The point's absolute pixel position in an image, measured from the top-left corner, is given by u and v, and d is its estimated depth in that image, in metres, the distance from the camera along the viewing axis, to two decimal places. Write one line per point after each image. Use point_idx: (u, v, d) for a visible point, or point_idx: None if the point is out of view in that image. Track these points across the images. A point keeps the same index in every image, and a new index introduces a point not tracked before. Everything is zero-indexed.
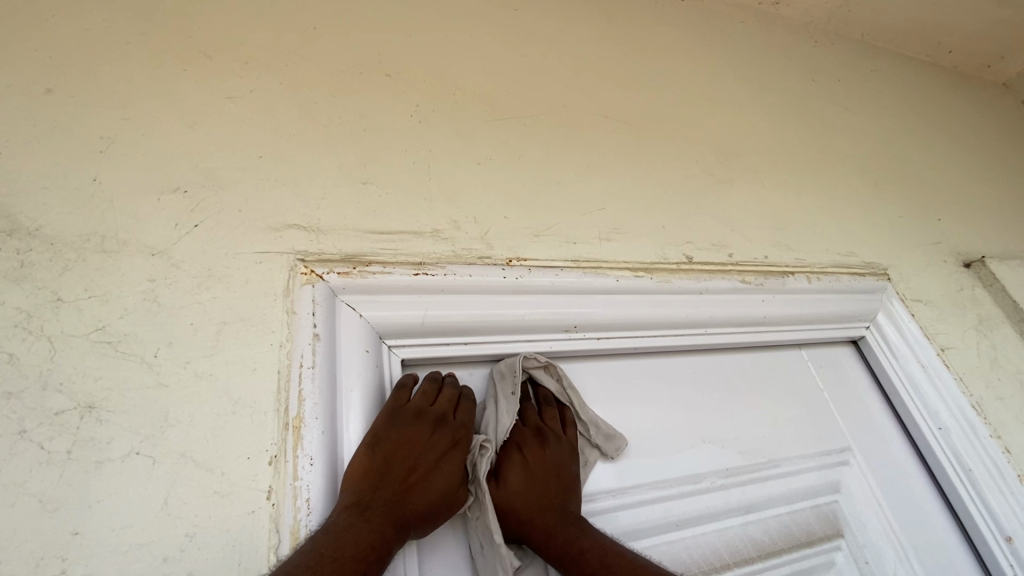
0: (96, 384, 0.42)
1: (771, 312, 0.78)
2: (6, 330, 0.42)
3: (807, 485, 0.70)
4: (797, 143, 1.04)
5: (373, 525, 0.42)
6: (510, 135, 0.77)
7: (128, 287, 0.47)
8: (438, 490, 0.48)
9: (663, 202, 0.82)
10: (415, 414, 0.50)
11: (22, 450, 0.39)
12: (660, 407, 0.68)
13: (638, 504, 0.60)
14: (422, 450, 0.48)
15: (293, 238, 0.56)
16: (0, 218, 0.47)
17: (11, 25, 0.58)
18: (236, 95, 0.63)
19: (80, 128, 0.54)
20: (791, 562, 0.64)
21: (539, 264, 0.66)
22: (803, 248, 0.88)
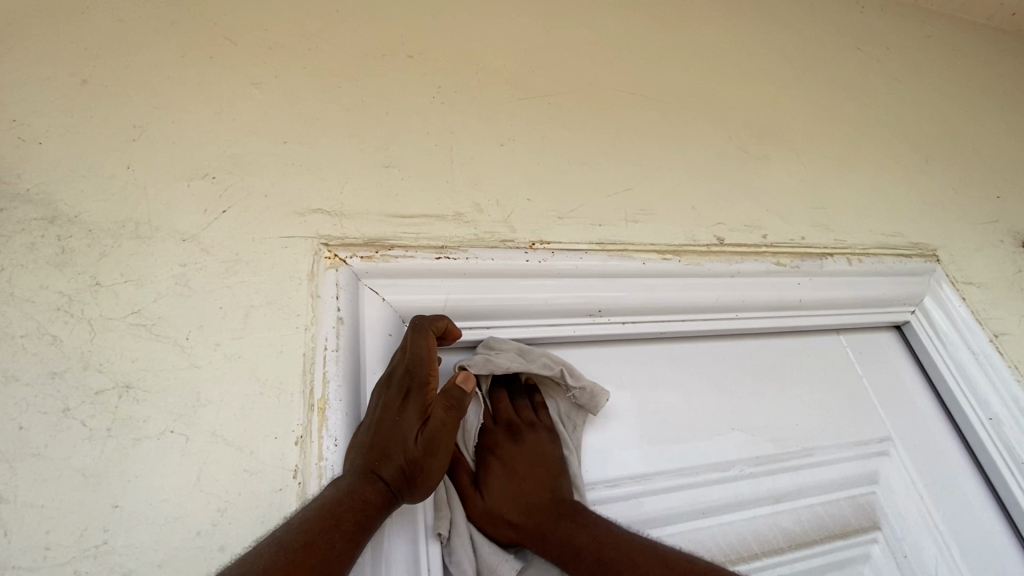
0: (132, 365, 0.44)
1: (807, 296, 0.75)
2: (49, 314, 0.44)
3: (842, 475, 0.68)
4: (839, 117, 0.98)
5: (352, 493, 0.41)
6: (534, 115, 0.76)
7: (161, 272, 0.49)
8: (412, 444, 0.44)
9: (694, 182, 0.79)
10: (388, 379, 0.48)
11: (66, 426, 0.41)
12: (688, 393, 0.66)
13: (662, 491, 0.59)
14: (395, 412, 0.45)
15: (317, 222, 0.56)
16: (43, 207, 0.49)
17: (50, 19, 0.60)
18: (261, 81, 0.64)
19: (114, 117, 0.56)
20: (823, 553, 0.62)
21: (563, 247, 0.65)
22: (843, 229, 0.83)
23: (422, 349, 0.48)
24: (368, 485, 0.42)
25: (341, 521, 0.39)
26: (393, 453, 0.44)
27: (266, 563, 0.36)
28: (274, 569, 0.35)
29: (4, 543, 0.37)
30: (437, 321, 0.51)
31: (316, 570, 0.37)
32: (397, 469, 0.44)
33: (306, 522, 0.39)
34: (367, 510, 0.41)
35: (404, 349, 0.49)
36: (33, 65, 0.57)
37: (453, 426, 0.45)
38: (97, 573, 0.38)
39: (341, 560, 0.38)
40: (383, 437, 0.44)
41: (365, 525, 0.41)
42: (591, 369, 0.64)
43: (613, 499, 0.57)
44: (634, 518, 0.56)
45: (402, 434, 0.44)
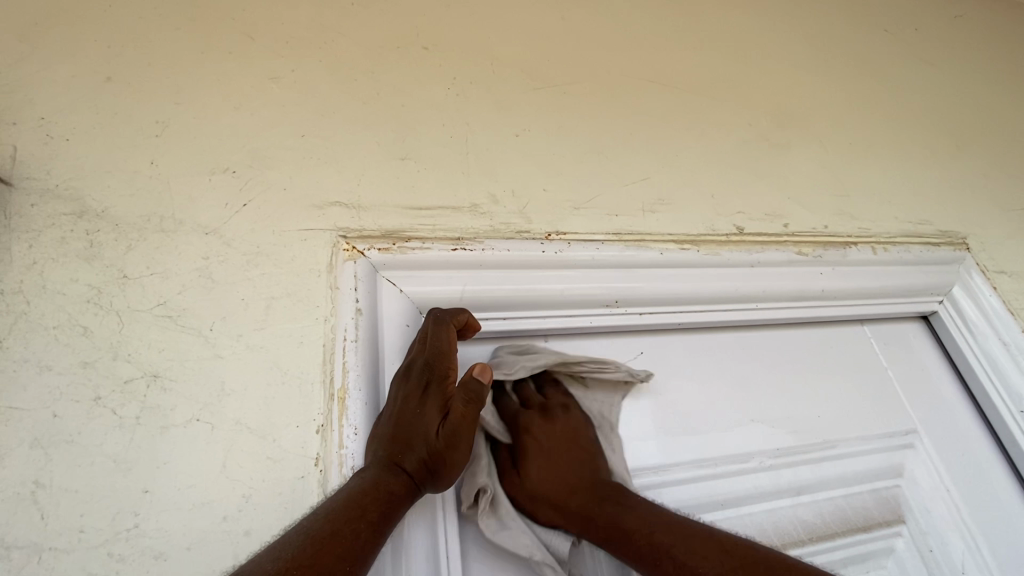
0: (160, 356, 0.45)
1: (830, 286, 0.73)
2: (80, 306, 0.46)
3: (865, 468, 0.67)
4: (864, 102, 0.95)
5: (376, 485, 0.42)
6: (550, 105, 0.75)
7: (185, 265, 0.50)
8: (434, 435, 0.44)
9: (713, 171, 0.77)
10: (407, 370, 0.48)
11: (98, 414, 0.42)
12: (706, 384, 0.66)
13: (681, 482, 0.59)
14: (416, 404, 0.46)
15: (335, 215, 0.57)
16: (72, 202, 0.51)
17: (74, 18, 0.61)
18: (279, 75, 0.65)
19: (137, 114, 0.57)
20: (846, 547, 0.61)
21: (579, 238, 0.64)
22: (868, 217, 0.81)
23: (444, 342, 0.48)
24: (391, 477, 0.43)
25: (367, 512, 0.39)
26: (415, 445, 0.44)
27: (294, 551, 0.35)
28: (303, 557, 0.35)
29: (42, 525, 0.38)
30: (455, 316, 0.52)
31: (345, 559, 0.36)
32: (419, 462, 0.44)
33: (333, 512, 0.38)
34: (391, 502, 0.41)
35: (426, 341, 0.49)
36: (60, 63, 0.58)
37: (472, 417, 0.46)
38: (129, 555, 0.39)
39: (367, 551, 0.38)
40: (405, 429, 0.45)
41: (389, 517, 0.41)
42: (607, 360, 0.64)
43: None
44: None
45: (423, 426, 0.45)
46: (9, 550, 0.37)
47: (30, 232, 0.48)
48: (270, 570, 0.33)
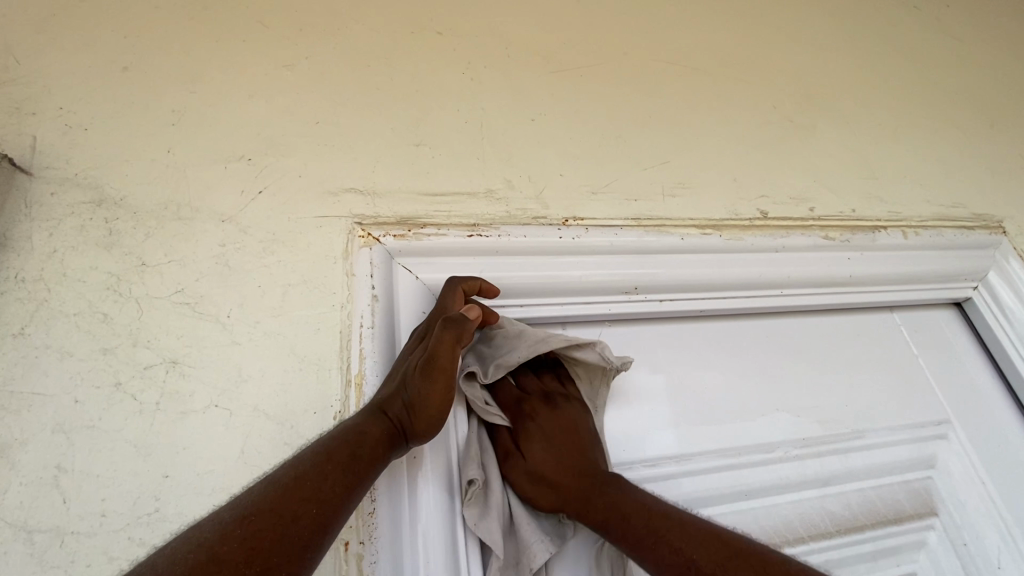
0: (178, 342, 0.45)
1: (858, 272, 0.71)
2: (100, 293, 0.46)
3: (896, 459, 0.64)
4: (893, 81, 0.92)
5: (352, 431, 0.40)
6: (566, 89, 0.73)
7: (202, 252, 0.50)
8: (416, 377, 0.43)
9: (735, 155, 0.75)
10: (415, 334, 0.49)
11: (118, 400, 0.43)
12: (729, 373, 0.64)
13: (704, 471, 0.57)
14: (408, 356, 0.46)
15: (350, 202, 0.56)
16: (91, 190, 0.51)
17: (91, 8, 0.62)
18: (293, 62, 0.64)
19: (154, 102, 0.57)
20: (876, 539, 0.59)
21: (597, 223, 0.63)
22: (898, 200, 0.78)
23: (446, 301, 0.50)
24: (370, 423, 0.41)
25: (337, 456, 0.38)
26: (400, 389, 0.44)
27: (256, 497, 0.34)
28: (265, 502, 0.34)
29: (66, 508, 0.39)
30: (468, 281, 0.53)
31: (311, 502, 0.35)
32: (402, 405, 0.43)
33: (303, 457, 0.38)
34: (365, 443, 0.40)
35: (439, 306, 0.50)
36: (78, 54, 0.58)
37: (451, 344, 0.44)
38: (151, 539, 0.39)
39: (338, 493, 0.37)
40: (397, 379, 0.45)
41: (365, 459, 0.39)
42: (627, 348, 0.62)
43: (651, 478, 0.55)
44: (673, 498, 0.55)
45: (409, 370, 0.45)
46: (34, 533, 0.38)
47: (50, 220, 0.48)
48: (228, 517, 0.33)
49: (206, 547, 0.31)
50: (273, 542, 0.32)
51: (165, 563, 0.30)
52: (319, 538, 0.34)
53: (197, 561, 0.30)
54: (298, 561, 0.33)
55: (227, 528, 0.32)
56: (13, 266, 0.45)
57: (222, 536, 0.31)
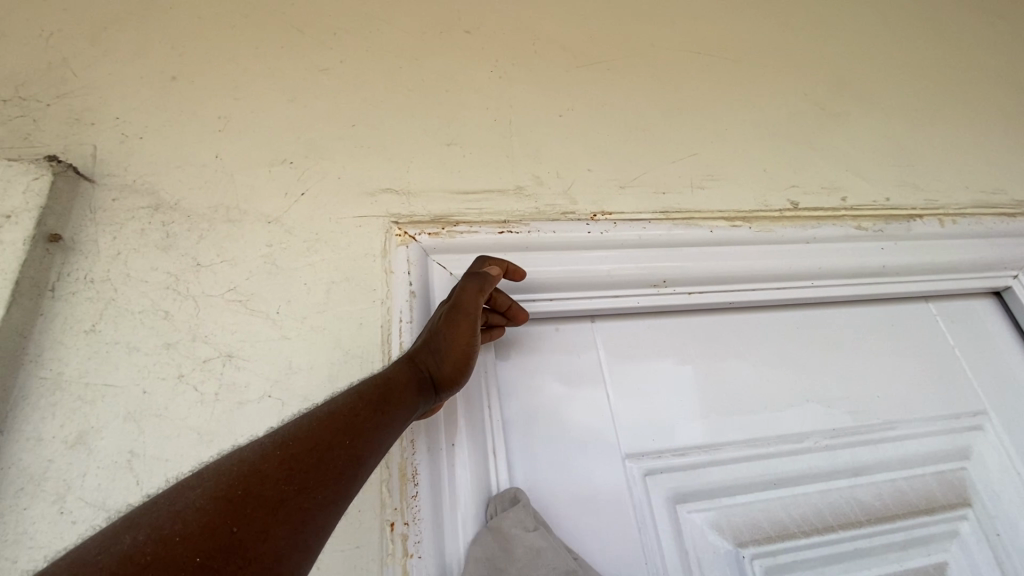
0: (232, 336, 0.49)
1: (891, 261, 0.70)
2: (161, 292, 0.50)
3: (928, 450, 0.64)
4: (928, 66, 0.90)
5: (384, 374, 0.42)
6: (592, 83, 0.74)
7: (251, 252, 0.53)
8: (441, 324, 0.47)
9: (764, 146, 0.75)
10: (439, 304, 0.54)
11: (181, 391, 0.46)
12: (758, 364, 0.64)
13: (733, 461, 0.58)
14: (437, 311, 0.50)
15: (386, 201, 0.59)
16: (148, 196, 0.54)
17: (141, 21, 0.65)
18: (329, 66, 0.67)
19: (202, 111, 0.61)
20: (906, 529, 0.59)
21: (625, 217, 0.64)
22: (933, 188, 0.77)
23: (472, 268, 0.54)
24: (402, 368, 0.43)
25: (369, 395, 0.40)
26: (426, 335, 0.47)
27: (294, 425, 0.36)
28: (301, 430, 0.36)
29: (139, 490, 0.42)
30: (495, 260, 0.53)
31: (344, 434, 0.37)
32: (429, 350, 0.46)
33: (335, 398, 0.39)
34: (394, 384, 0.42)
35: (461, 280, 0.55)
36: (130, 67, 0.62)
37: (474, 291, 0.48)
38: None
39: (369, 427, 0.38)
40: (422, 331, 0.49)
41: (395, 400, 0.41)
42: (656, 341, 0.63)
43: (680, 467, 0.56)
44: (702, 486, 0.56)
45: (434, 321, 0.48)
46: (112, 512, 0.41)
47: (113, 224, 0.52)
48: (267, 441, 0.35)
49: (248, 463, 0.33)
50: (308, 465, 0.34)
51: (211, 475, 0.32)
52: (352, 467, 0.36)
53: (240, 476, 0.32)
54: (331, 486, 0.34)
55: (266, 450, 0.34)
56: (82, 267, 0.49)
57: (262, 455, 0.34)
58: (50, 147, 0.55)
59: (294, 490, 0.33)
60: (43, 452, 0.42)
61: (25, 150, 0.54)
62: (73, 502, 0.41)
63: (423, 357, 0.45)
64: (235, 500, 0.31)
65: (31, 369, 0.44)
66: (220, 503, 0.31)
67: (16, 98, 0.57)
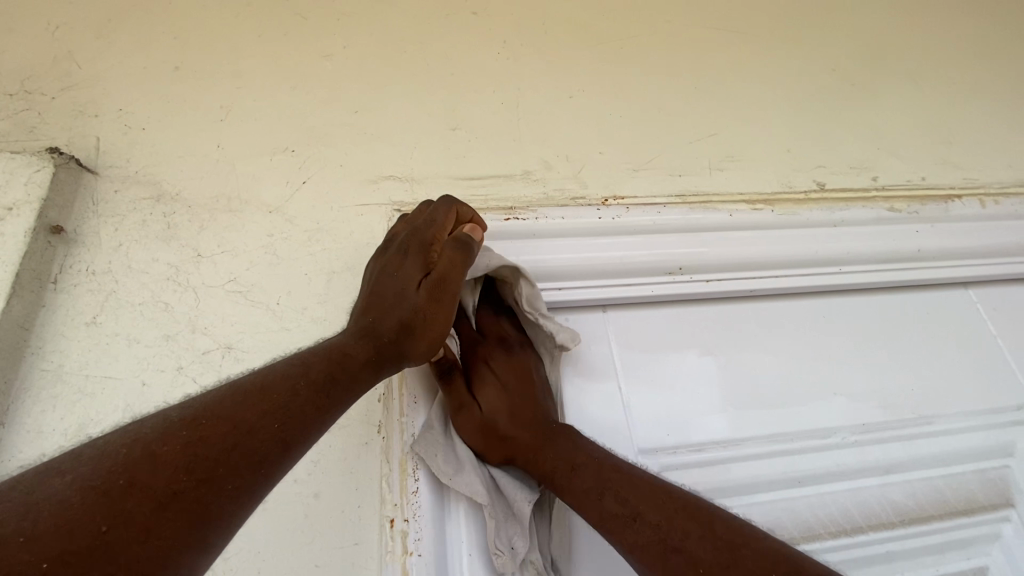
0: (232, 328, 0.48)
1: (927, 245, 0.65)
2: (161, 283, 0.49)
3: (968, 446, 0.60)
4: (966, 37, 0.84)
5: (334, 350, 0.38)
6: (604, 63, 0.71)
7: (252, 242, 0.52)
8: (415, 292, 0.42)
9: (787, 124, 0.71)
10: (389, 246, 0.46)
11: (180, 383, 0.45)
12: (781, 355, 0.61)
13: (753, 457, 0.55)
14: (395, 266, 0.43)
15: (390, 188, 0.57)
16: (151, 187, 0.54)
17: (145, 12, 0.65)
18: (331, 52, 0.65)
19: (204, 100, 0.60)
20: (944, 531, 0.55)
21: (638, 202, 0.61)
22: (973, 166, 0.72)
23: (433, 212, 0.46)
24: (356, 343, 0.39)
25: (315, 374, 0.35)
26: (393, 302, 0.41)
27: (216, 399, 0.32)
28: (222, 407, 0.31)
29: None
30: (463, 206, 0.47)
31: (272, 416, 0.32)
32: (395, 322, 0.41)
33: (267, 372, 0.35)
34: (344, 360, 0.37)
35: (418, 216, 0.47)
36: (133, 58, 0.62)
37: (458, 264, 0.43)
38: None
39: (306, 410, 0.33)
40: (383, 290, 0.42)
41: (344, 382, 0.36)
42: (672, 331, 0.60)
43: (697, 462, 0.54)
44: (720, 483, 0.53)
45: (402, 284, 0.42)
46: None
47: (115, 216, 0.52)
48: (177, 416, 0.30)
49: (144, 445, 0.28)
50: (224, 450, 0.29)
51: (92, 457, 0.27)
52: (279, 455, 0.31)
53: (132, 459, 0.27)
54: (246, 475, 0.29)
55: (173, 429, 0.29)
56: (85, 260, 0.49)
57: (164, 436, 0.29)
58: (54, 139, 0.55)
59: (198, 481, 0.28)
60: (44, 445, 0.42)
61: (30, 143, 0.54)
62: None
63: (387, 331, 0.40)
64: (113, 493, 0.26)
65: (33, 362, 0.44)
66: (94, 494, 0.25)
67: (23, 92, 0.57)
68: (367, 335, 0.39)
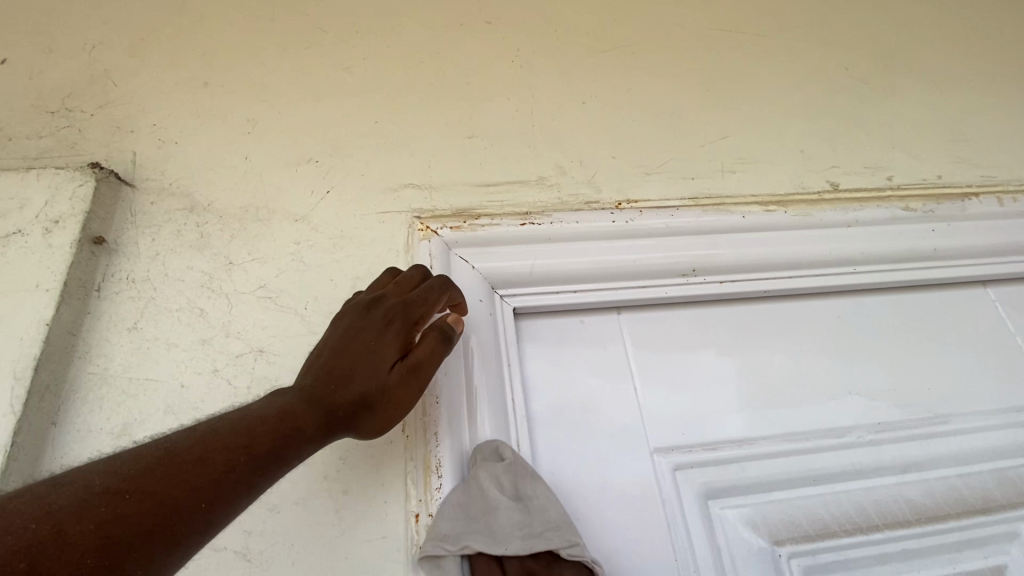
0: (263, 332, 0.50)
1: (943, 244, 0.65)
2: (196, 290, 0.52)
3: (985, 445, 0.60)
4: (982, 34, 0.84)
5: (281, 414, 0.35)
6: (616, 68, 0.72)
7: (280, 250, 0.54)
8: (388, 376, 0.40)
9: (800, 125, 0.71)
10: (369, 306, 0.42)
11: (215, 385, 0.48)
12: (795, 354, 0.61)
13: (767, 456, 0.56)
14: (372, 338, 0.40)
15: (409, 196, 0.59)
16: (184, 198, 0.57)
17: (175, 30, 0.68)
18: (351, 64, 0.68)
19: (232, 114, 0.63)
20: (961, 529, 0.55)
21: (651, 205, 0.62)
22: (990, 164, 0.72)
23: (425, 289, 0.44)
24: (306, 407, 0.36)
25: (254, 445, 0.33)
26: (361, 375, 0.39)
27: (142, 467, 0.29)
28: (148, 480, 0.29)
29: None
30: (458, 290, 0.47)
31: (210, 473, 0.30)
32: (355, 397, 0.38)
33: (215, 426, 0.33)
34: (299, 424, 0.35)
35: (408, 287, 0.45)
36: (165, 75, 0.65)
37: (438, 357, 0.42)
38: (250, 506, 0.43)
39: (236, 487, 0.31)
40: (354, 360, 0.39)
41: (287, 454, 0.34)
42: (686, 332, 0.61)
43: (711, 461, 0.55)
44: (734, 481, 0.54)
45: (379, 359, 0.40)
46: None
47: (152, 227, 0.54)
48: (98, 488, 0.28)
49: (55, 522, 0.26)
50: (139, 534, 0.27)
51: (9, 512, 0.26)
52: (199, 540, 0.29)
53: (35, 545, 0.25)
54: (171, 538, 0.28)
55: (90, 507, 0.27)
56: (125, 268, 0.52)
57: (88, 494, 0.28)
58: (94, 154, 0.58)
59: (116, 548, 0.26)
60: (92, 443, 0.44)
61: (72, 158, 0.58)
62: None
63: (343, 403, 0.38)
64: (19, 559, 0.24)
65: (81, 365, 0.47)
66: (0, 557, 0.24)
67: (64, 109, 0.61)
68: (320, 401, 0.37)
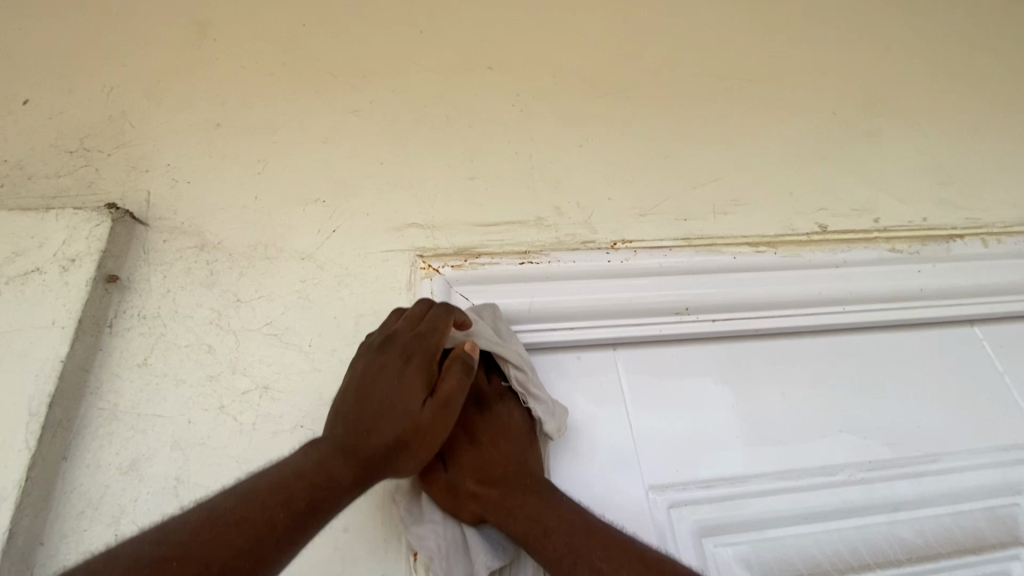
0: (269, 369, 0.52)
1: (929, 284, 0.67)
2: (205, 327, 0.53)
3: (976, 484, 0.61)
4: (965, 79, 0.87)
5: (316, 467, 0.38)
6: (613, 112, 0.75)
7: (287, 287, 0.56)
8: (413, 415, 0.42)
9: (789, 168, 0.74)
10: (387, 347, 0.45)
11: (222, 421, 0.49)
12: (787, 392, 0.63)
13: (760, 493, 0.57)
14: (392, 377, 0.43)
15: (412, 236, 0.61)
16: (195, 236, 0.59)
17: (191, 73, 0.71)
18: (359, 107, 0.71)
19: (244, 154, 0.65)
20: (952, 568, 0.56)
21: (646, 245, 0.64)
22: (974, 206, 0.74)
23: (434, 324, 0.47)
24: (338, 455, 0.39)
25: (291, 502, 0.36)
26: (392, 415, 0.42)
27: (187, 532, 0.34)
28: (190, 541, 0.33)
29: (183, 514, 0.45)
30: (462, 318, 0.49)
31: (246, 532, 0.34)
32: (385, 442, 0.41)
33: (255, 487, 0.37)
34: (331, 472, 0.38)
35: (416, 322, 0.48)
36: (180, 116, 0.68)
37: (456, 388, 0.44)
38: None
39: (275, 544, 0.35)
40: (379, 400, 0.42)
41: (319, 506, 0.37)
42: (680, 368, 0.63)
43: (705, 499, 0.56)
44: (728, 519, 0.55)
45: (400, 400, 0.42)
46: None
47: (164, 264, 0.56)
48: (151, 557, 0.32)
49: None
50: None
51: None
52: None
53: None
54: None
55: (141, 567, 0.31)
56: (137, 305, 0.54)
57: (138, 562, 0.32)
58: (110, 193, 0.61)
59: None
60: (100, 477, 0.46)
61: (88, 197, 0.60)
62: (127, 524, 0.45)
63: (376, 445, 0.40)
64: None
65: (91, 400, 0.49)
66: None
67: (82, 149, 0.63)
68: (352, 450, 0.40)
